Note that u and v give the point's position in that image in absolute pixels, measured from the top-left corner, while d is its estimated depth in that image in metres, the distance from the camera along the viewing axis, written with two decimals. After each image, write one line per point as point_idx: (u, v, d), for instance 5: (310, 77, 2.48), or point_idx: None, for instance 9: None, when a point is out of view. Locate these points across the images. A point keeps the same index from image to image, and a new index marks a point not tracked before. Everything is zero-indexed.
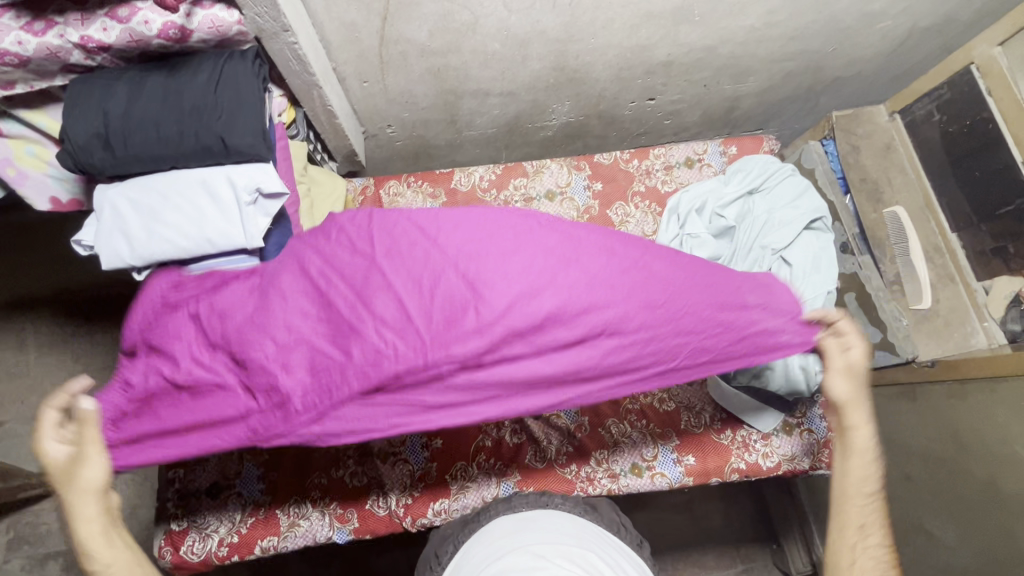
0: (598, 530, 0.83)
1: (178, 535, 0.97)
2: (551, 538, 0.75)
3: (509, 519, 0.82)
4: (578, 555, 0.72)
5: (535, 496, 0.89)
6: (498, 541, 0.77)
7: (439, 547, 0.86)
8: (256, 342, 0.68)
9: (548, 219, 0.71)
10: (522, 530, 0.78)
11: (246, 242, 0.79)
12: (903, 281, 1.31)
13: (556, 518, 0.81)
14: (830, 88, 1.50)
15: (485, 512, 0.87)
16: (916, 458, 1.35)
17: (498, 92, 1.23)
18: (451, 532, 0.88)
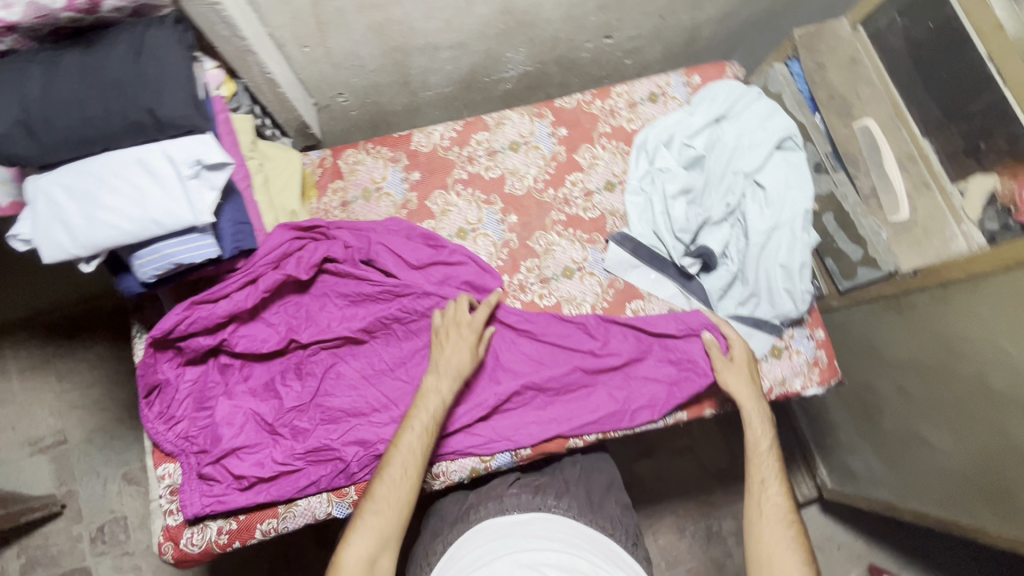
0: (584, 529, 0.91)
1: (177, 528, 0.94)
2: (538, 543, 0.83)
3: (499, 521, 0.90)
4: (566, 562, 0.80)
5: (528, 499, 0.95)
6: (486, 547, 0.84)
7: (431, 546, 0.94)
8: (326, 424, 0.96)
9: (511, 317, 1.03)
10: (511, 532, 0.86)
11: (194, 218, 0.76)
12: (879, 196, 1.32)
13: (542, 523, 0.89)
14: (790, 7, 1.47)
15: (475, 512, 0.95)
16: (906, 369, 1.35)
17: (448, 45, 1.19)
18: (445, 531, 0.96)
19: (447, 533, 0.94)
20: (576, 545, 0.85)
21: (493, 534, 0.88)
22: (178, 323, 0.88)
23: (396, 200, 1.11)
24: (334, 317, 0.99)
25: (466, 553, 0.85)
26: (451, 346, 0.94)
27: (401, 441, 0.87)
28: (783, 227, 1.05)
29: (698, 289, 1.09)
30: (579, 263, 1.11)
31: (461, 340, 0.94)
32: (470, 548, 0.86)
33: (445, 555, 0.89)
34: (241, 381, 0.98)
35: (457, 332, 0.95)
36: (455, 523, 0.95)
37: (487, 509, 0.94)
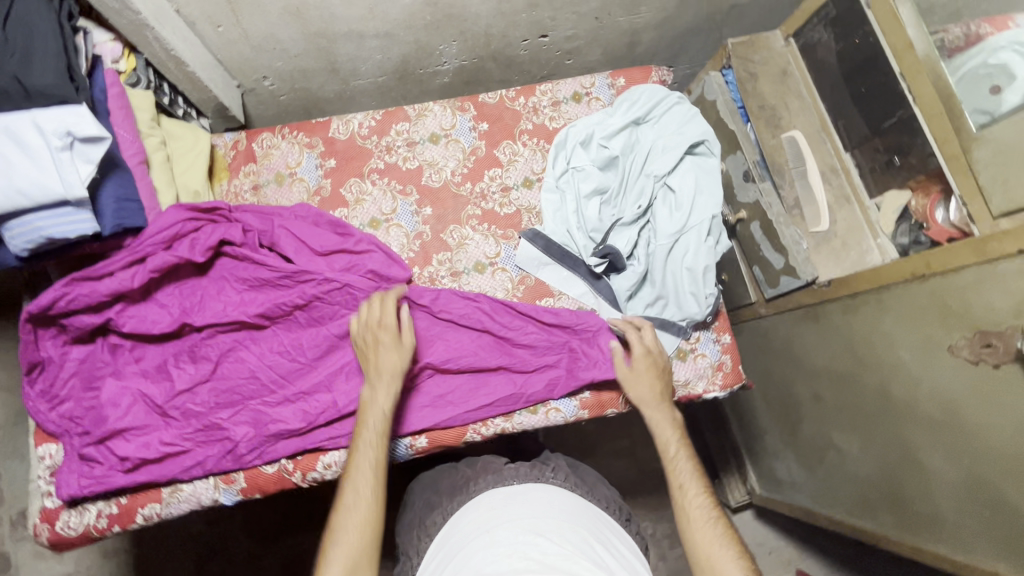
0: (585, 503, 0.90)
1: (54, 510, 0.91)
2: (543, 513, 0.82)
3: (499, 493, 0.88)
4: (569, 531, 0.79)
5: (527, 470, 0.94)
6: (491, 514, 0.83)
7: (428, 520, 0.93)
8: (216, 408, 0.94)
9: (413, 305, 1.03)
10: (513, 502, 0.85)
11: (65, 191, 0.74)
12: (802, 207, 1.36)
13: (546, 492, 0.88)
14: (728, 17, 1.49)
15: (473, 484, 0.94)
16: (822, 377, 1.38)
17: (374, 34, 1.19)
18: (442, 504, 0.95)
19: (446, 505, 0.93)
20: (578, 516, 0.84)
21: (493, 504, 0.86)
22: (57, 300, 0.86)
23: (309, 186, 1.10)
24: (231, 301, 0.97)
25: (466, 524, 0.84)
26: (382, 346, 0.91)
27: (352, 464, 0.81)
28: (690, 230, 1.06)
29: (607, 288, 1.10)
30: (491, 258, 1.11)
31: (392, 341, 0.91)
32: (475, 514, 0.85)
33: (446, 524, 0.88)
34: (132, 362, 0.95)
35: (379, 335, 0.91)
36: (455, 495, 0.94)
37: (485, 482, 0.93)
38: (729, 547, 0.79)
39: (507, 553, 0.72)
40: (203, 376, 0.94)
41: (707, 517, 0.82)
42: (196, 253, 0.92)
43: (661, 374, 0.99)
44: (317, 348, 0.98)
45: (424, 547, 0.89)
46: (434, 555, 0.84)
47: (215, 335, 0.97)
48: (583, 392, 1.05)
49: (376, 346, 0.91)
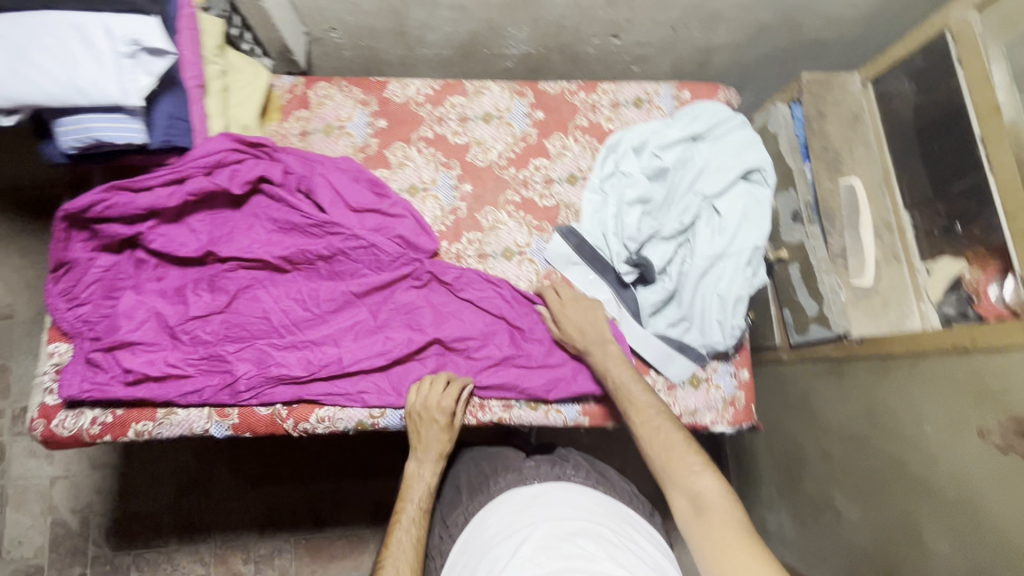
0: (608, 499, 0.89)
1: (52, 408, 0.93)
2: (567, 513, 0.80)
3: (524, 491, 0.87)
4: (595, 531, 0.77)
5: (547, 468, 0.93)
6: (514, 515, 0.82)
7: (451, 518, 0.93)
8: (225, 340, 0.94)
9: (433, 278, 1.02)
10: (542, 502, 0.84)
11: (123, 98, 0.75)
12: (847, 256, 1.29)
13: (568, 491, 0.87)
14: (808, 52, 1.45)
15: (494, 481, 0.94)
16: (834, 436, 1.32)
17: (448, 4, 1.18)
18: (462, 503, 0.95)
19: (466, 504, 0.93)
20: (603, 515, 0.83)
21: (520, 501, 0.85)
22: (95, 204, 0.88)
23: (355, 142, 1.10)
24: (259, 238, 0.97)
25: (492, 524, 0.83)
26: (432, 432, 0.94)
27: (393, 541, 0.83)
28: (729, 257, 1.03)
29: (632, 299, 1.06)
30: (521, 247, 1.09)
31: (443, 429, 0.94)
32: (498, 516, 0.84)
33: (470, 524, 0.88)
34: (152, 280, 0.95)
35: (433, 416, 0.94)
36: (474, 495, 0.94)
37: (507, 479, 0.92)
38: (689, 451, 0.82)
39: (528, 555, 0.71)
40: (218, 308, 0.95)
41: (652, 425, 0.86)
42: (234, 186, 0.93)
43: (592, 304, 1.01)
44: (333, 302, 0.98)
45: (448, 547, 0.89)
46: (460, 556, 0.83)
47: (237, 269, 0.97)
48: (587, 398, 1.03)
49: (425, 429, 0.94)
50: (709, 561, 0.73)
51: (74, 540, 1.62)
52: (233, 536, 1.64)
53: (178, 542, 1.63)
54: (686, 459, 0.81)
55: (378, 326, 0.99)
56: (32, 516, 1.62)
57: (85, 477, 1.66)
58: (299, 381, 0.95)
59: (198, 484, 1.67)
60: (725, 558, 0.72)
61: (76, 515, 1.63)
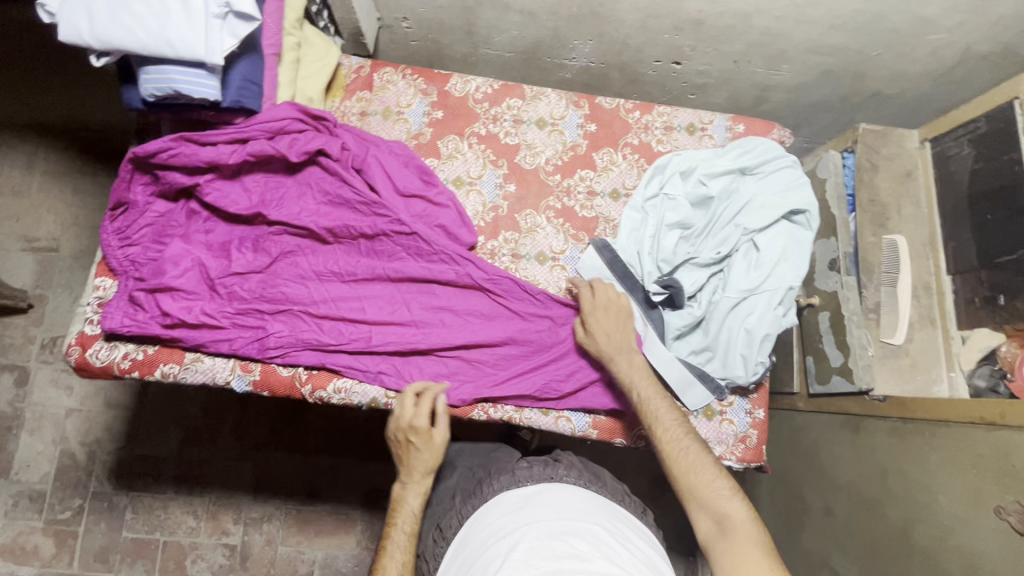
0: (599, 498, 0.89)
1: (89, 338, 0.97)
2: (559, 514, 0.80)
3: (516, 493, 0.87)
4: (587, 531, 0.76)
5: (540, 470, 0.93)
6: (509, 517, 0.82)
7: (444, 518, 0.94)
8: (260, 300, 0.97)
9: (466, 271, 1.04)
10: (533, 505, 0.83)
11: (207, 55, 0.79)
12: (881, 312, 1.27)
13: (562, 492, 0.87)
14: (867, 103, 1.44)
15: (489, 483, 0.93)
16: (840, 492, 1.30)
17: (519, 9, 1.21)
18: (455, 506, 0.94)
19: (460, 507, 0.93)
20: (595, 515, 0.82)
21: (512, 503, 0.85)
22: (162, 151, 0.92)
23: (411, 129, 1.13)
24: (308, 208, 1.00)
25: (485, 527, 0.82)
26: (414, 448, 0.92)
27: (382, 565, 0.81)
28: (762, 294, 1.02)
29: (659, 320, 1.06)
30: (555, 253, 1.10)
31: (424, 442, 0.92)
32: (493, 518, 0.84)
33: (464, 529, 0.87)
34: (201, 231, 0.99)
35: (412, 435, 0.92)
36: (468, 498, 0.94)
37: (501, 482, 0.92)
38: (712, 473, 0.81)
39: (520, 555, 0.70)
40: (259, 268, 0.98)
41: (678, 447, 0.84)
42: (292, 154, 0.96)
43: (619, 313, 0.99)
44: (370, 279, 1.01)
45: (442, 549, 0.88)
46: (457, 558, 0.83)
47: (282, 234, 1.00)
48: (599, 412, 1.04)
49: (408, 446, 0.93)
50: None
51: (78, 472, 1.66)
52: (228, 495, 1.68)
53: (175, 492, 1.67)
54: (711, 480, 0.80)
55: (407, 309, 1.01)
56: (44, 443, 1.67)
57: (98, 413, 1.70)
58: (324, 351, 0.98)
59: (203, 438, 1.70)
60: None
61: (85, 448, 1.68)
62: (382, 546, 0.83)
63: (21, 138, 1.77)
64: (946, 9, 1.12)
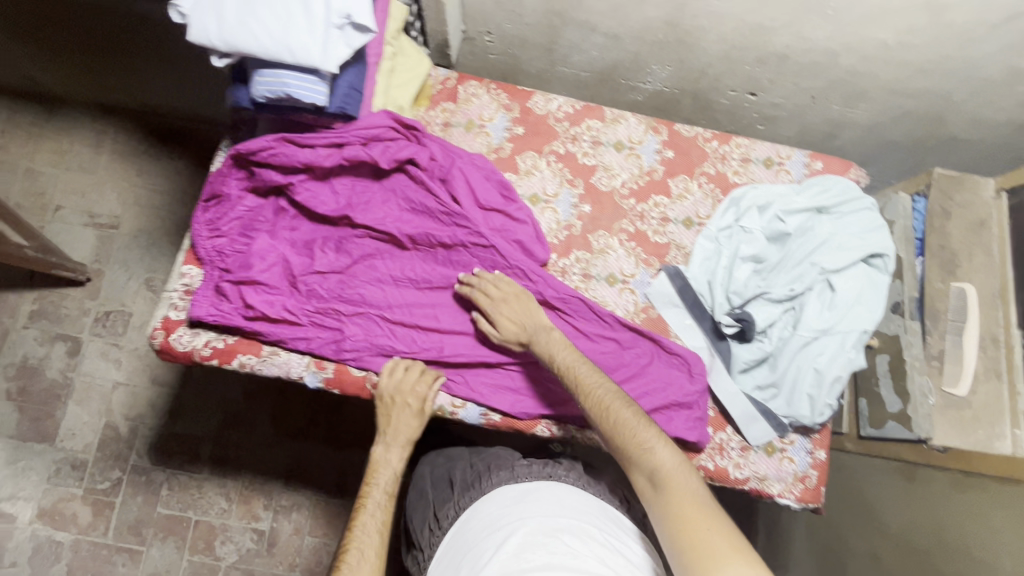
0: (596, 499, 0.92)
1: (174, 323, 1.00)
2: (552, 511, 0.84)
3: (511, 487, 0.91)
4: (580, 529, 0.82)
5: (539, 468, 0.96)
6: (505, 510, 0.86)
7: (443, 511, 0.96)
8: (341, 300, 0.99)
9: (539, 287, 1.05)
10: (526, 500, 0.88)
11: (323, 63, 0.82)
12: (944, 361, 1.25)
13: (557, 490, 0.91)
14: (941, 146, 1.40)
15: (487, 477, 0.96)
16: (889, 539, 1.27)
17: (604, 32, 1.22)
18: (453, 497, 0.97)
19: (456, 499, 0.96)
20: (586, 512, 0.87)
21: (506, 497, 0.89)
22: (261, 149, 0.95)
23: (491, 142, 1.15)
24: (392, 213, 1.03)
25: (479, 518, 0.87)
26: (406, 415, 0.95)
27: (356, 527, 0.81)
28: (834, 335, 1.02)
29: (726, 351, 1.06)
30: (626, 276, 1.11)
31: (417, 411, 0.96)
32: (490, 509, 0.88)
33: (461, 518, 0.91)
34: (287, 228, 1.02)
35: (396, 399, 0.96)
36: (467, 490, 0.96)
37: (500, 476, 0.94)
38: (644, 429, 0.82)
39: (514, 550, 0.76)
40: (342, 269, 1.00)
41: (610, 409, 0.86)
42: (382, 159, 0.98)
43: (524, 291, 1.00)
44: (445, 288, 1.03)
45: (438, 538, 0.91)
46: (451, 545, 0.87)
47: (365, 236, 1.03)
48: None
49: (399, 411, 0.96)
50: (668, 529, 0.73)
51: (119, 445, 1.69)
52: (261, 481, 1.70)
53: (210, 473, 1.70)
54: (642, 436, 0.81)
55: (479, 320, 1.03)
56: (89, 414, 1.70)
57: (143, 389, 1.73)
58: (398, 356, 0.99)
59: (240, 422, 1.72)
60: (681, 526, 0.72)
61: (127, 422, 1.70)
62: (359, 504, 0.84)
63: (93, 117, 1.83)
64: None
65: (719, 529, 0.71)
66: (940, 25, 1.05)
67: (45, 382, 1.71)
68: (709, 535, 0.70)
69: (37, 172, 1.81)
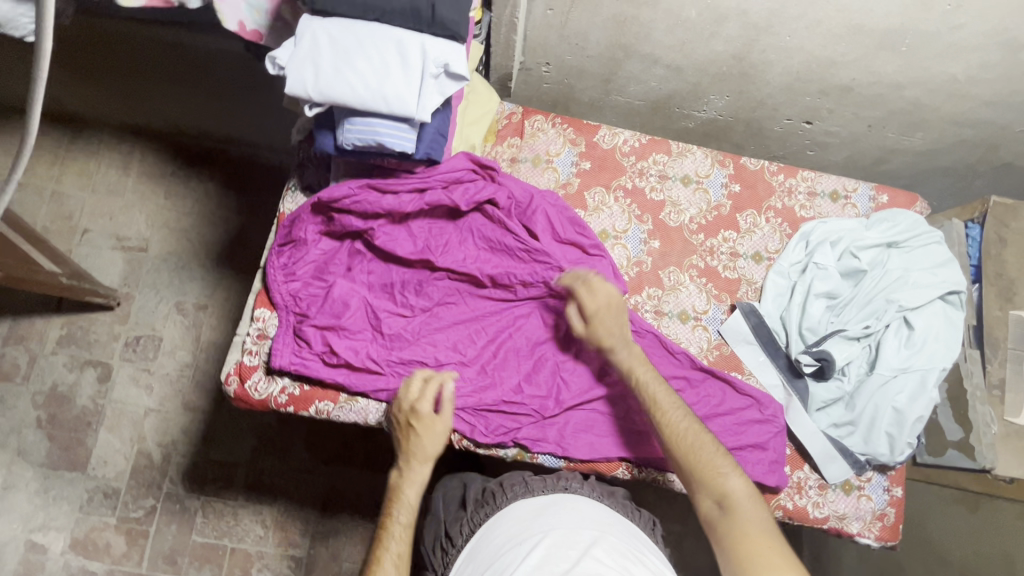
0: (613, 512, 0.86)
1: (248, 369, 0.99)
2: (575, 523, 0.79)
3: (531, 502, 0.86)
4: (605, 540, 0.76)
5: (555, 483, 0.91)
6: (523, 524, 0.80)
7: (454, 527, 0.92)
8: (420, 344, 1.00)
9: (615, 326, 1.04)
10: (548, 512, 0.83)
11: (417, 112, 0.80)
12: (1006, 390, 1.22)
13: (573, 503, 0.85)
14: (992, 172, 1.39)
15: (502, 494, 0.91)
16: (953, 569, 1.26)
17: (667, 64, 1.21)
18: (466, 515, 0.92)
19: (471, 514, 0.91)
20: (609, 526, 0.80)
21: (526, 512, 0.84)
22: (345, 197, 0.95)
23: (559, 178, 1.14)
24: (468, 255, 1.03)
25: (496, 535, 0.81)
26: (417, 434, 0.89)
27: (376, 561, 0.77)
28: (914, 373, 1.02)
29: (803, 390, 1.06)
30: (698, 312, 1.11)
31: (426, 427, 0.90)
32: (506, 524, 0.82)
33: (473, 537, 0.85)
34: (364, 272, 1.03)
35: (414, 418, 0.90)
36: (480, 506, 0.91)
37: (514, 491, 0.89)
38: (717, 456, 0.81)
39: (536, 562, 0.71)
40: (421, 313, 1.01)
41: (682, 429, 0.84)
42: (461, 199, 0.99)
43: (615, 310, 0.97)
44: (522, 329, 1.04)
45: (452, 558, 0.87)
46: (466, 566, 0.80)
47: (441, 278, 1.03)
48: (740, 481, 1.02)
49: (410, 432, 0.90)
50: (738, 560, 0.71)
51: (152, 473, 1.57)
52: (296, 509, 1.57)
53: (245, 499, 1.57)
54: (719, 461, 0.81)
55: (557, 361, 1.03)
56: (121, 441, 1.58)
57: (176, 415, 1.60)
58: (478, 401, 0.98)
59: (276, 444, 1.60)
60: (751, 561, 0.70)
61: (160, 449, 1.58)
62: (379, 535, 0.80)
63: (117, 139, 1.73)
64: None
65: (791, 569, 0.68)
66: (1013, 61, 1.06)
67: (76, 409, 1.59)
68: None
69: (63, 194, 1.70)
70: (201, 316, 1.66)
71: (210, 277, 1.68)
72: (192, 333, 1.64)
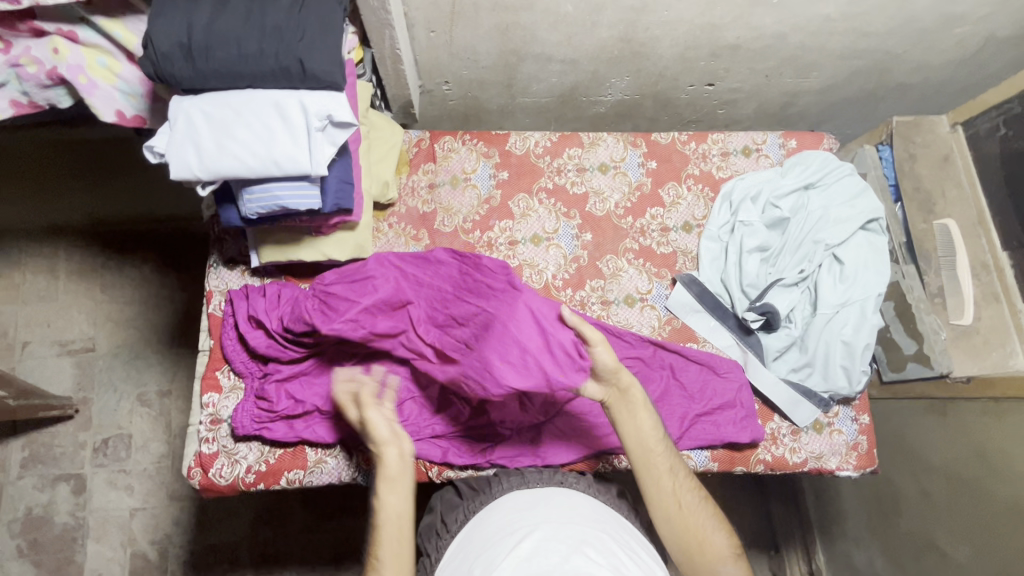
0: (609, 509, 0.85)
1: (208, 457, 0.97)
2: (570, 518, 0.77)
3: (524, 494, 0.85)
4: (592, 535, 0.73)
5: (551, 475, 0.91)
6: (515, 515, 0.79)
7: (445, 517, 0.90)
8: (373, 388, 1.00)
9: None
10: (541, 506, 0.81)
11: (311, 168, 0.79)
12: (946, 296, 1.21)
13: (569, 498, 0.84)
14: (891, 94, 1.45)
15: (498, 483, 0.91)
16: (938, 474, 1.27)
17: (561, 59, 1.23)
18: (462, 503, 0.91)
19: (466, 504, 0.89)
20: (602, 522, 0.79)
21: (522, 504, 0.83)
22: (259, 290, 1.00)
23: (480, 193, 1.15)
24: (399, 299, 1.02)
25: (488, 524, 0.80)
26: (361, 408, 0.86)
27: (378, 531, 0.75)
28: (854, 305, 1.06)
29: (757, 345, 1.09)
30: (642, 293, 1.13)
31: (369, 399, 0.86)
32: (499, 516, 0.80)
33: (468, 524, 0.83)
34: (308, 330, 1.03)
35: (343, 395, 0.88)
36: (473, 497, 0.90)
37: (509, 482, 0.90)
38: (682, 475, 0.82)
39: (526, 556, 0.68)
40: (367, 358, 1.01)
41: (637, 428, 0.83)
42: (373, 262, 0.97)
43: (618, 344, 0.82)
44: None
45: (446, 542, 0.84)
46: (454, 557, 0.79)
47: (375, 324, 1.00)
48: (718, 445, 1.04)
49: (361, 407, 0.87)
50: (671, 526, 0.80)
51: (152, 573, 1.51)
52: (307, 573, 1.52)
53: None
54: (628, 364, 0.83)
55: None
56: (111, 549, 1.52)
57: (162, 508, 1.55)
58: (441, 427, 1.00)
59: (272, 514, 1.54)
60: (684, 530, 0.79)
61: (155, 547, 1.52)
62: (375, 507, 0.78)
63: (34, 242, 1.64)
64: (973, 5, 1.16)
65: (714, 532, 0.80)
66: None
67: (57, 528, 1.52)
68: (699, 519, 0.80)
69: None
70: (166, 402, 1.60)
71: (166, 362, 1.62)
72: (161, 422, 1.57)
